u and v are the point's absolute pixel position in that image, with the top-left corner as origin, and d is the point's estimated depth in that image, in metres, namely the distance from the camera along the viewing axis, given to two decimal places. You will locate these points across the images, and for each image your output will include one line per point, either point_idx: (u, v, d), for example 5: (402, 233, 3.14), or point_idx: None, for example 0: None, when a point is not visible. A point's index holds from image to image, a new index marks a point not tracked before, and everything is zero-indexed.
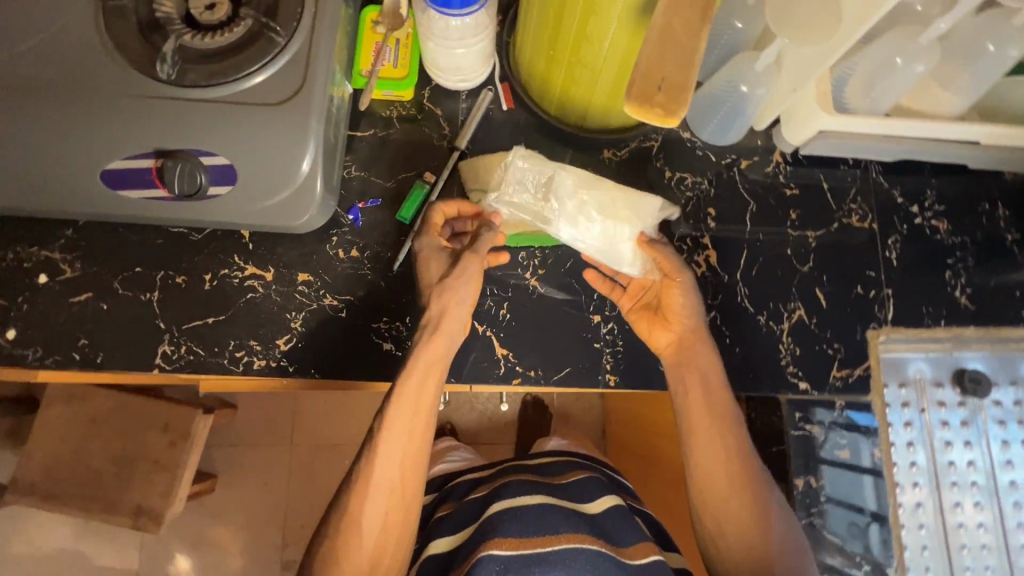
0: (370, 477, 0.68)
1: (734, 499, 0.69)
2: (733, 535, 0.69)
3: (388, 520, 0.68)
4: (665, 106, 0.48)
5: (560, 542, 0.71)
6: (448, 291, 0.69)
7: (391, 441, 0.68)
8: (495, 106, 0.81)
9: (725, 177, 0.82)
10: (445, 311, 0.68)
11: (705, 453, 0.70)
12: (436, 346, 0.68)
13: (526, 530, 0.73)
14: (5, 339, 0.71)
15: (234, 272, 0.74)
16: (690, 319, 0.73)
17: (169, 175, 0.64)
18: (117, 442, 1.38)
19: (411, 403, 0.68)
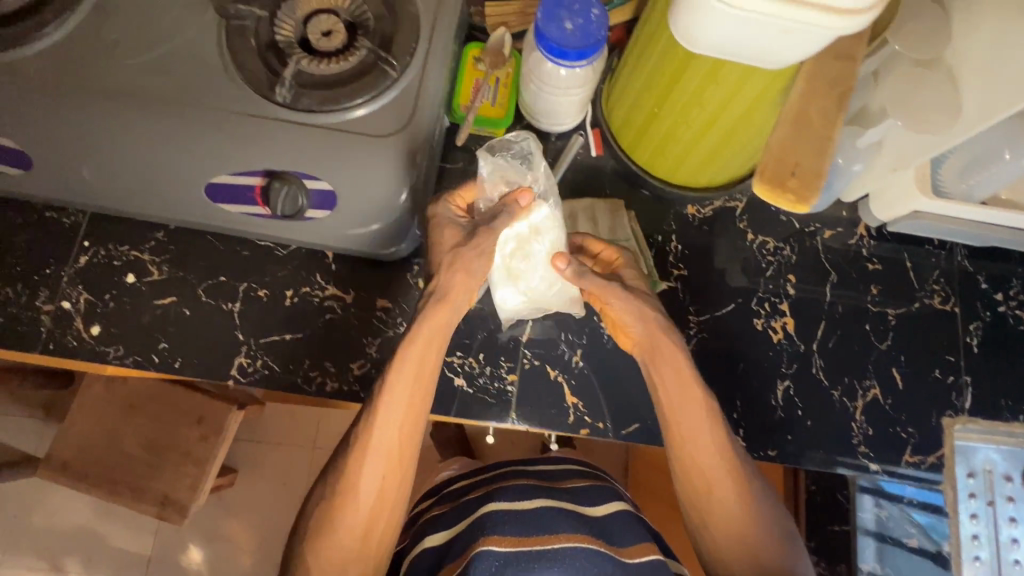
0: (367, 441, 0.65)
1: (723, 488, 0.65)
2: (723, 530, 0.65)
3: (385, 484, 0.65)
4: (798, 192, 0.48)
5: (560, 540, 0.67)
6: (460, 261, 0.65)
7: (390, 407, 0.65)
8: (584, 151, 0.82)
9: (807, 244, 0.81)
10: (453, 280, 0.65)
11: (692, 442, 0.65)
12: (436, 309, 0.65)
13: (525, 528, 0.69)
14: (89, 334, 0.73)
15: (316, 291, 0.75)
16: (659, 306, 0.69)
17: (274, 195, 0.65)
18: (151, 429, 1.39)
19: (412, 369, 0.66)
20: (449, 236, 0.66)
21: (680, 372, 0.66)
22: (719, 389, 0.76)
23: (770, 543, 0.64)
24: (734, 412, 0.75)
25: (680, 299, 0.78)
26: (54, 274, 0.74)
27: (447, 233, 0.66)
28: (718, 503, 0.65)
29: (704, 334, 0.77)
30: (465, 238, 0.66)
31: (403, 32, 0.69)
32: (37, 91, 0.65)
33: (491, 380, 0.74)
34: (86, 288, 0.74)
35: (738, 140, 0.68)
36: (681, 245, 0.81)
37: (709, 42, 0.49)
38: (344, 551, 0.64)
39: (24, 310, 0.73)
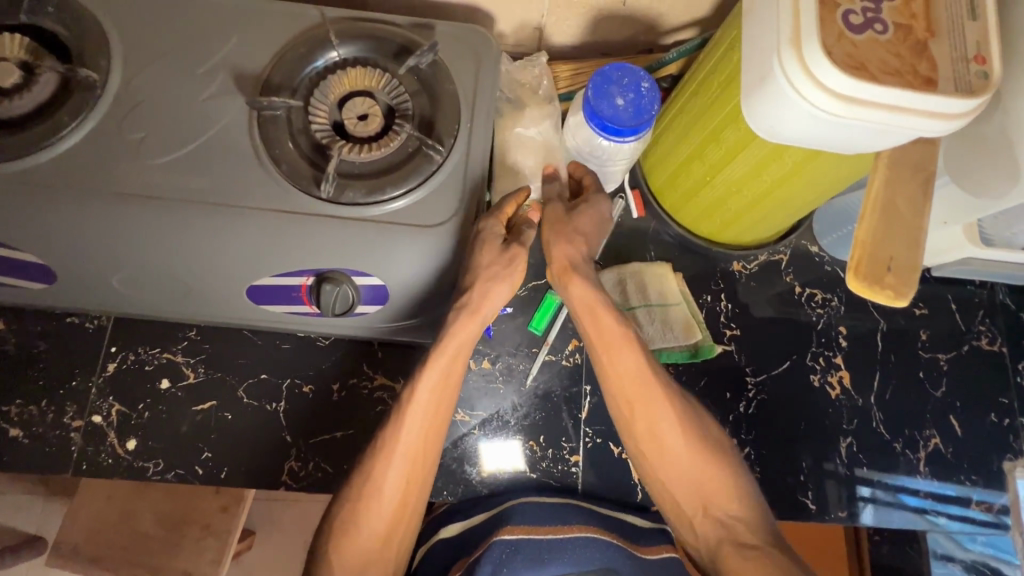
0: (390, 439, 0.63)
1: (661, 417, 0.64)
2: (672, 470, 0.64)
3: (410, 488, 0.63)
4: (895, 288, 0.47)
5: (573, 531, 0.67)
6: (495, 279, 0.66)
7: (418, 410, 0.64)
8: (625, 213, 0.81)
9: (853, 293, 0.81)
10: (486, 295, 0.65)
11: (625, 378, 0.64)
12: (467, 322, 0.65)
13: (540, 518, 0.68)
14: (125, 450, 0.68)
15: (364, 382, 0.72)
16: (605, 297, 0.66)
17: (325, 298, 0.62)
18: (165, 503, 1.32)
19: (440, 370, 0.65)
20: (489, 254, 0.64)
21: (606, 318, 0.65)
22: (784, 450, 0.75)
23: (724, 477, 0.63)
24: (801, 473, 0.74)
25: (736, 360, 0.77)
26: (81, 385, 0.69)
27: (488, 246, 0.65)
28: (661, 444, 0.64)
29: (763, 395, 0.76)
30: (503, 259, 0.65)
31: (444, 112, 0.67)
32: (56, 200, 0.60)
33: (554, 463, 0.72)
34: (118, 399, 0.69)
35: (792, 204, 0.67)
36: (730, 303, 0.80)
37: (795, 135, 0.48)
38: (366, 552, 0.62)
39: (51, 428, 0.68)
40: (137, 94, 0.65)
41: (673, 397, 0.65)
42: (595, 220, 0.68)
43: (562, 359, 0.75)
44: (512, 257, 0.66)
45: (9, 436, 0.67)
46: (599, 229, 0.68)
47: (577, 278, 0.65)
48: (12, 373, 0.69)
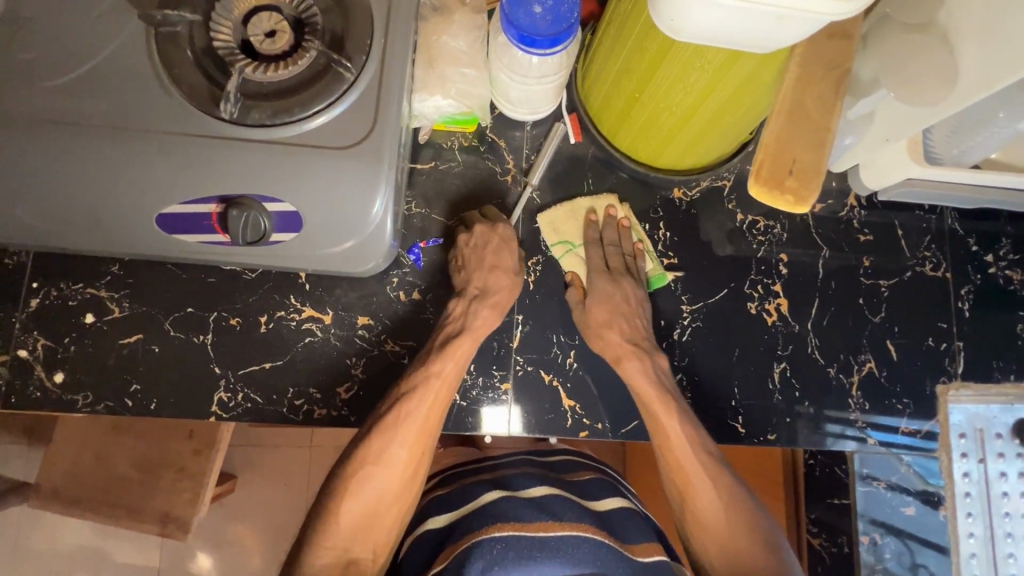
0: (404, 410, 0.66)
1: (706, 501, 0.66)
2: (713, 539, 0.66)
3: (413, 456, 0.66)
4: (796, 193, 0.45)
5: (563, 528, 0.67)
6: (506, 277, 0.71)
7: (438, 385, 0.67)
8: (563, 139, 0.78)
9: (797, 220, 0.79)
10: (501, 286, 0.70)
11: (681, 461, 0.67)
12: (495, 316, 0.70)
13: (531, 514, 0.69)
14: (54, 383, 0.68)
15: (291, 314, 0.72)
16: (665, 382, 0.70)
17: (233, 226, 0.59)
18: (141, 448, 1.35)
19: (462, 355, 0.68)
20: (511, 261, 0.71)
21: (660, 417, 0.68)
22: (717, 375, 0.75)
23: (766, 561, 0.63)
24: (733, 399, 0.74)
25: (671, 289, 0.76)
26: (5, 321, 0.69)
27: (507, 257, 0.71)
28: (702, 511, 0.67)
29: (699, 323, 0.76)
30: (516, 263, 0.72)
31: (355, 27, 0.63)
32: None
33: (485, 391, 0.73)
34: (43, 333, 0.69)
35: (721, 124, 0.64)
36: (669, 232, 0.78)
37: (695, 30, 0.44)
38: (356, 514, 0.64)
39: None
40: (24, 11, 0.61)
41: (722, 484, 0.67)
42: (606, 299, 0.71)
43: None
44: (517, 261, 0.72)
45: None
46: (614, 305, 0.71)
47: (631, 360, 0.69)
48: None
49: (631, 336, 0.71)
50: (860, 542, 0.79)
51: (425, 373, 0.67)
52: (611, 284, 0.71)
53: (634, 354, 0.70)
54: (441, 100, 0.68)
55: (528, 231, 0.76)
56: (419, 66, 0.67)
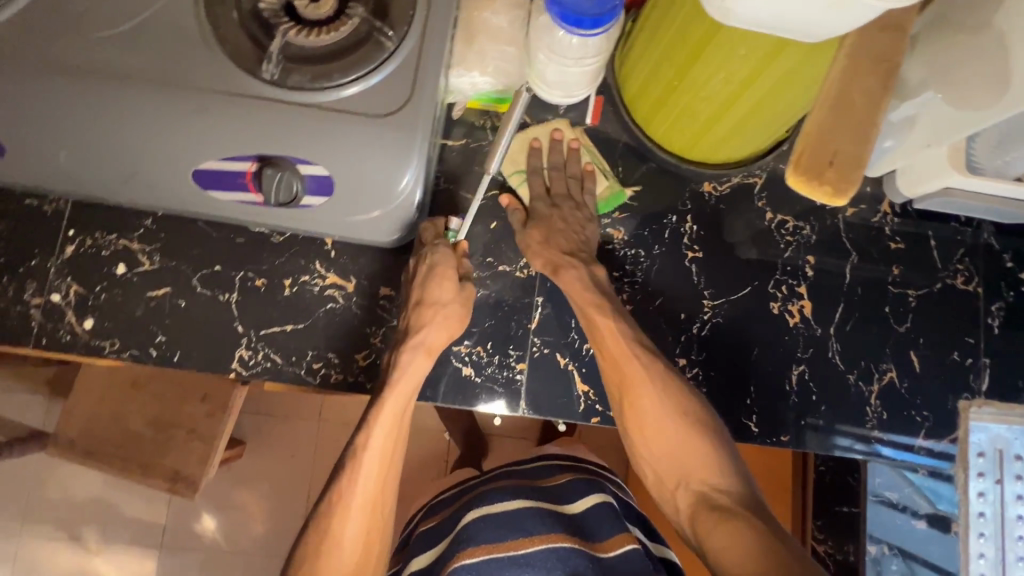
0: (344, 493, 0.65)
1: (643, 397, 0.66)
2: (654, 433, 0.66)
3: (367, 532, 0.65)
4: (834, 184, 0.44)
5: (532, 545, 0.74)
6: (440, 318, 0.68)
7: (370, 455, 0.66)
8: (595, 125, 0.77)
9: (827, 223, 0.78)
10: (434, 326, 0.68)
11: (618, 361, 0.67)
12: (425, 361, 0.67)
13: (501, 533, 0.75)
14: (83, 329, 0.70)
15: (315, 280, 0.72)
16: (604, 292, 0.70)
17: (267, 184, 0.61)
18: (157, 406, 1.38)
19: (392, 418, 0.67)
20: (444, 291, 0.68)
21: (594, 318, 0.68)
22: (734, 374, 0.74)
23: (704, 453, 0.63)
24: (748, 398, 0.74)
25: (694, 283, 0.76)
26: (41, 266, 0.71)
27: (446, 283, 0.68)
28: (641, 407, 0.66)
29: (719, 319, 0.75)
30: (452, 294, 0.68)
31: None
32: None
33: (500, 370, 0.73)
34: (76, 280, 0.71)
35: (759, 119, 0.63)
36: (696, 226, 0.77)
37: (745, 16, 0.44)
38: None
39: (13, 304, 0.70)
40: None
41: (660, 381, 0.66)
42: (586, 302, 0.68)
43: (516, 271, 0.75)
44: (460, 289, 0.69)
45: None
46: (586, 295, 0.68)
47: (567, 270, 0.69)
48: None
49: (570, 249, 0.70)
50: (867, 552, 0.80)
51: (358, 443, 0.66)
52: (548, 209, 0.72)
53: (579, 271, 0.69)
54: (478, 77, 0.69)
55: None
56: (459, 43, 0.67)
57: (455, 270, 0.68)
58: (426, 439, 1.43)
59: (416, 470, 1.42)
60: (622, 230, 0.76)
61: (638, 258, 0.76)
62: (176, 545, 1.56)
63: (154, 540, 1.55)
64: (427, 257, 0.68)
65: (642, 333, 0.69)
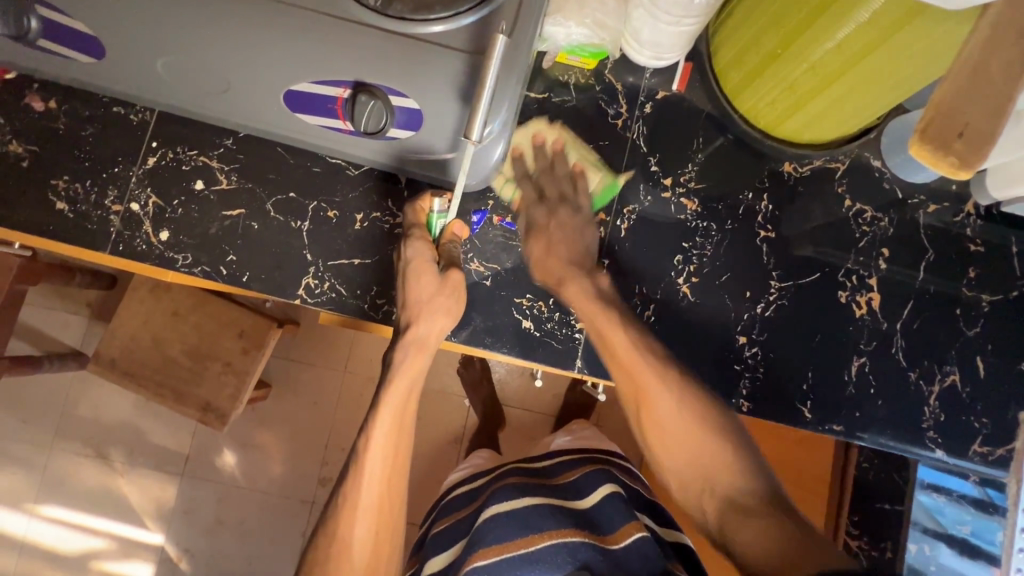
0: (354, 499, 0.66)
1: (659, 399, 0.63)
2: (673, 443, 0.63)
3: (378, 536, 0.66)
4: (961, 156, 0.43)
5: (545, 539, 0.73)
6: (433, 314, 0.67)
7: (376, 456, 0.66)
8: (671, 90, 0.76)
9: (906, 217, 0.76)
10: (433, 325, 0.66)
11: (627, 371, 0.65)
12: (418, 355, 0.67)
13: (511, 532, 0.74)
14: (158, 240, 0.72)
15: (385, 218, 0.73)
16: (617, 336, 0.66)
17: (359, 110, 0.59)
18: (194, 337, 1.41)
19: (394, 416, 0.67)
20: (427, 282, 0.66)
21: (605, 329, 0.66)
22: (793, 357, 0.73)
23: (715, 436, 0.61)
24: (805, 383, 0.73)
25: (763, 262, 0.75)
26: (122, 174, 0.72)
27: (425, 278, 0.66)
28: (656, 417, 0.64)
29: (784, 302, 0.74)
30: (439, 285, 0.66)
31: None
32: None
33: (559, 326, 0.73)
34: (155, 191, 0.72)
35: (861, 98, 0.62)
36: (770, 205, 0.76)
37: None
38: None
39: (93, 208, 0.72)
40: None
41: (671, 384, 0.64)
42: (589, 307, 0.67)
43: None
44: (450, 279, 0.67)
45: (55, 209, 0.71)
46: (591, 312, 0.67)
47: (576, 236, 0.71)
48: (60, 150, 0.72)
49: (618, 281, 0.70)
50: (906, 550, 0.81)
51: (363, 447, 0.66)
52: (567, 165, 0.74)
53: (575, 277, 0.69)
54: (574, 27, 0.67)
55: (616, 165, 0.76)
56: None
57: (432, 261, 0.67)
58: (449, 402, 1.44)
59: (437, 430, 1.43)
60: (696, 202, 0.75)
61: (709, 232, 0.75)
62: (197, 475, 1.60)
63: (177, 468, 1.60)
64: (405, 253, 0.68)
65: (650, 344, 0.67)
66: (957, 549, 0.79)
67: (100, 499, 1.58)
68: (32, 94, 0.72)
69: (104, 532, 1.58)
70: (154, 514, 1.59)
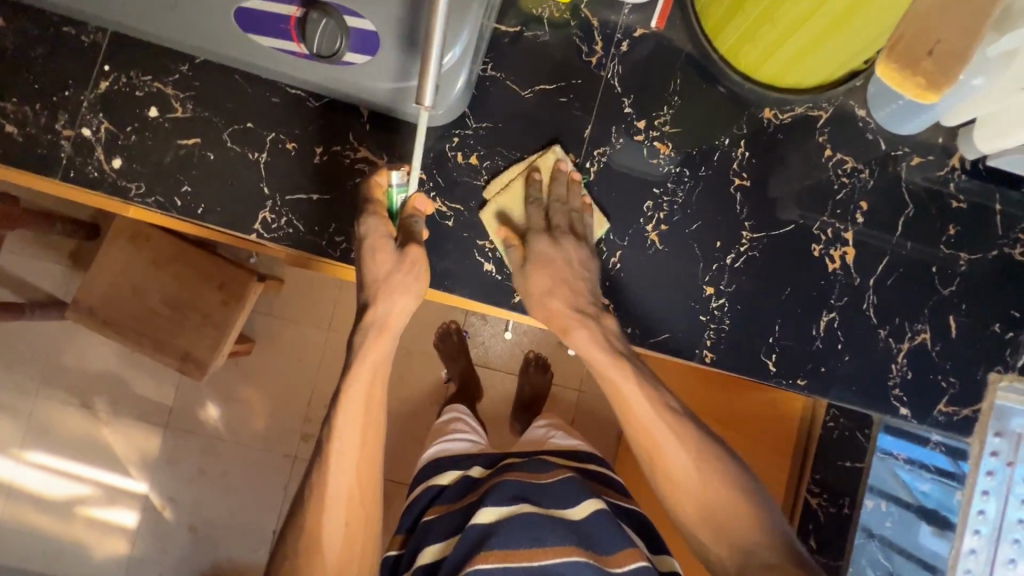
0: (325, 490, 0.64)
1: (658, 428, 0.63)
2: (675, 447, 0.63)
3: (351, 530, 0.64)
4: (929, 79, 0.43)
5: (550, 554, 0.68)
6: (396, 288, 0.64)
7: (343, 449, 0.65)
8: (644, 27, 0.72)
9: (888, 170, 0.73)
10: (393, 308, 0.64)
11: (622, 401, 0.64)
12: (382, 338, 0.65)
13: (516, 541, 0.69)
14: (110, 167, 0.69)
15: (347, 151, 0.71)
16: (608, 357, 0.64)
17: (310, 29, 0.56)
18: (173, 287, 1.40)
19: (361, 404, 0.65)
20: (386, 259, 0.64)
21: (617, 382, 0.64)
22: (761, 310, 0.72)
23: (751, 512, 0.60)
24: (771, 336, 0.72)
25: (735, 212, 0.72)
26: (73, 97, 0.69)
27: (381, 258, 0.64)
28: (659, 447, 0.63)
29: (755, 253, 0.72)
30: (399, 262, 0.64)
31: None
32: None
33: None
34: (107, 117, 0.70)
35: (838, 34, 0.57)
36: (747, 152, 0.73)
37: None
38: None
39: (43, 132, 0.69)
40: None
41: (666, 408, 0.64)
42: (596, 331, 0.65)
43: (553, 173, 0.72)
44: (411, 262, 0.64)
45: (4, 131, 0.69)
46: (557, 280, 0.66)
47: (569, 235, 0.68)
48: (8, 72, 0.69)
49: (575, 305, 0.66)
50: (862, 506, 0.84)
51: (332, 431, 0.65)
52: (564, 105, 0.72)
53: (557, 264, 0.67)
54: None
55: (591, 107, 0.72)
56: None
57: (388, 237, 0.64)
58: (429, 361, 1.43)
59: (416, 389, 1.42)
60: (670, 146, 0.72)
61: (681, 178, 0.72)
62: (180, 427, 1.61)
63: (160, 419, 1.61)
64: (359, 228, 0.65)
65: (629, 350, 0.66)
66: (933, 526, 0.81)
67: (84, 447, 1.60)
68: None
69: (88, 479, 1.60)
70: (138, 462, 1.60)
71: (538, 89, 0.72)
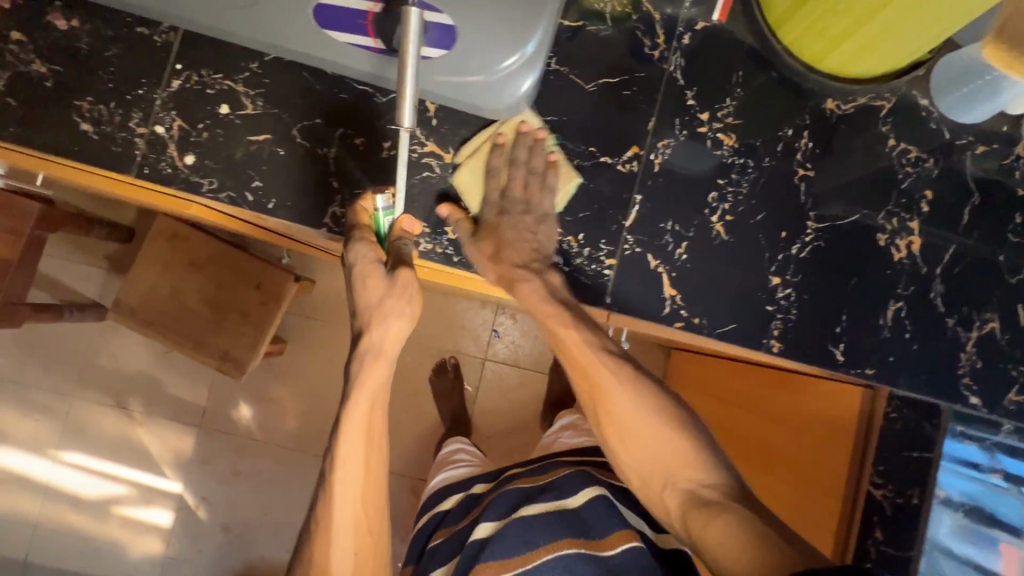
0: (328, 520, 0.64)
1: (602, 381, 0.65)
2: (618, 400, 0.64)
3: (360, 558, 0.64)
4: None
5: (541, 555, 0.65)
6: (385, 310, 0.64)
7: (344, 478, 0.64)
8: (706, 20, 0.73)
9: (952, 159, 0.73)
10: (384, 332, 0.64)
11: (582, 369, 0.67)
12: (377, 364, 0.64)
13: (508, 548, 0.66)
14: (182, 163, 0.71)
15: (413, 145, 0.72)
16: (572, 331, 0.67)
17: (388, 25, 0.57)
18: (212, 287, 1.42)
19: (361, 434, 0.65)
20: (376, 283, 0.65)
21: (573, 343, 0.67)
22: (828, 300, 0.72)
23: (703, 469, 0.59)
24: (838, 326, 0.72)
25: (801, 202, 0.72)
26: (146, 96, 0.71)
27: (373, 284, 0.65)
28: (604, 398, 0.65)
29: (821, 243, 0.72)
30: (387, 286, 0.65)
31: None
32: None
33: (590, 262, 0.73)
34: (179, 114, 0.71)
35: (917, 21, 0.57)
36: (811, 142, 0.73)
37: None
38: None
39: (117, 129, 0.70)
40: None
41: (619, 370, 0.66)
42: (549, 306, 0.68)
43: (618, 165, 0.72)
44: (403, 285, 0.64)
45: (79, 129, 0.70)
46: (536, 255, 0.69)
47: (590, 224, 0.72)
48: (82, 71, 0.71)
49: (520, 261, 0.70)
50: None
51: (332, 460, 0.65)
52: (628, 99, 0.73)
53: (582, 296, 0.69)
54: None
55: (654, 100, 0.73)
56: None
57: (377, 263, 0.65)
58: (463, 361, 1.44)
59: None
60: (733, 137, 0.73)
61: (745, 169, 0.73)
62: (214, 427, 1.62)
63: (195, 419, 1.62)
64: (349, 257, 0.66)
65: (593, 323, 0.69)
66: None
67: (120, 447, 1.61)
68: (53, 12, 0.70)
69: (124, 479, 1.61)
70: (173, 462, 1.62)
71: (601, 83, 0.73)
